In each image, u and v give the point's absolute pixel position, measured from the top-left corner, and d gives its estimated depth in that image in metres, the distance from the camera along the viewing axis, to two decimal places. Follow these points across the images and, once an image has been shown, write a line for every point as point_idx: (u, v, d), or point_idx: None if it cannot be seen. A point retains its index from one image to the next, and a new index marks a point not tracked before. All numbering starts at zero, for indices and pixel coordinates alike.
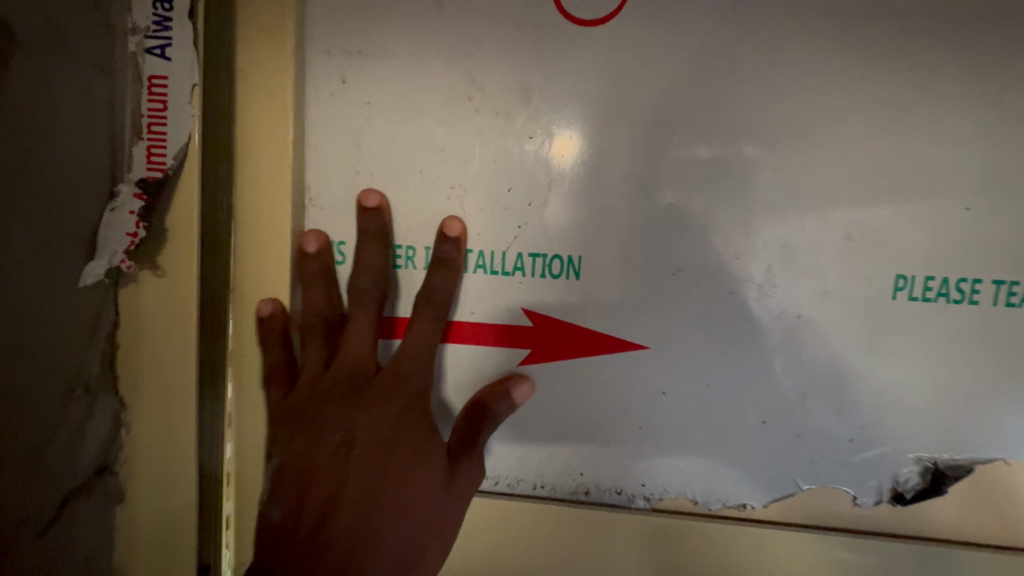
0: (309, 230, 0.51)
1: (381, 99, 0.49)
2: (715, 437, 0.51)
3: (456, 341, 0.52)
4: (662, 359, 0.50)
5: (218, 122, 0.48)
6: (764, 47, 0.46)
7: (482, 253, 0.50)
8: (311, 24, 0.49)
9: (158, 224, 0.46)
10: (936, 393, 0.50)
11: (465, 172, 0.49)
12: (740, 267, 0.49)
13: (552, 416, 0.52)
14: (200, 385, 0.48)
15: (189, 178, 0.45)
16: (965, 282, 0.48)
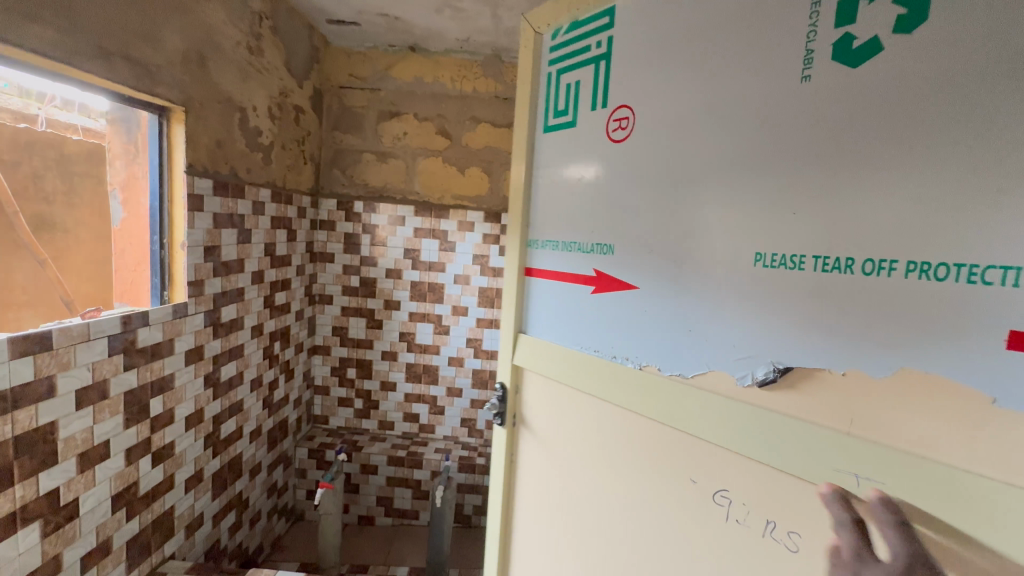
0: (550, 219, 0.89)
1: (555, 157, 0.88)
2: (665, 337, 0.69)
3: (598, 287, 0.79)
4: (642, 292, 0.72)
5: (520, 175, 0.95)
6: (720, 108, 0.62)
7: (581, 242, 0.82)
8: (537, 108, 0.92)
9: (518, 220, 0.95)
10: (812, 329, 0.54)
11: (597, 199, 0.79)
12: (671, 246, 0.68)
13: (632, 346, 0.74)
14: (517, 290, 0.96)
15: (519, 195, 0.95)
16: (820, 258, 0.53)
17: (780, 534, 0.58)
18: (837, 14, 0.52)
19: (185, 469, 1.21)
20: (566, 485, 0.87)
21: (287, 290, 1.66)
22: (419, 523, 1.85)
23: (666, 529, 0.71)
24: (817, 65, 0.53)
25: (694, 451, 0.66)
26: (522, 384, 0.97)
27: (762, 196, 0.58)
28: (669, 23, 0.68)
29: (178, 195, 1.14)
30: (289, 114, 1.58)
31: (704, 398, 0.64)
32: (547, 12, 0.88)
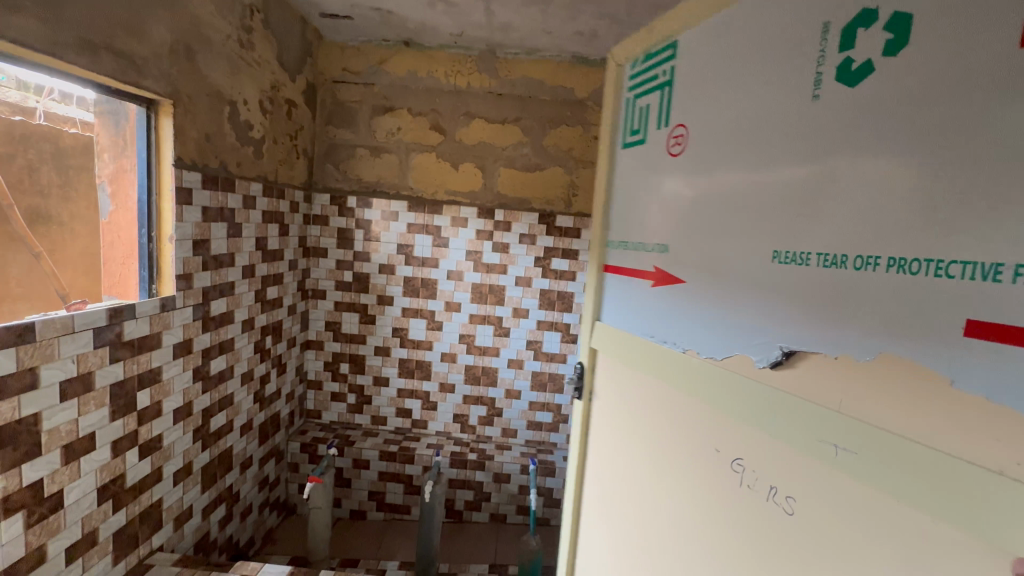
0: (622, 228, 0.92)
1: (630, 167, 0.91)
2: (703, 323, 0.68)
3: (655, 280, 0.80)
4: (685, 279, 0.72)
5: (600, 185, 0.99)
6: (745, 127, 0.63)
7: (643, 243, 0.84)
8: (616, 125, 0.96)
9: (595, 226, 1.00)
10: (812, 315, 0.53)
11: (660, 204, 0.80)
12: (706, 244, 0.68)
13: (677, 332, 0.74)
14: (592, 293, 1.00)
15: (597, 204, 1.00)
16: (821, 254, 0.52)
17: (779, 499, 0.57)
18: (842, 38, 0.52)
19: (173, 461, 1.21)
20: (622, 455, 0.90)
21: (279, 284, 1.66)
22: (411, 517, 1.86)
23: (692, 494, 0.71)
24: (825, 86, 0.53)
25: (717, 421, 0.66)
26: (591, 368, 1.01)
27: (776, 201, 0.58)
28: (714, 44, 0.69)
29: (167, 188, 1.13)
30: (281, 109, 1.57)
31: (719, 371, 0.65)
32: (625, 46, 0.93)
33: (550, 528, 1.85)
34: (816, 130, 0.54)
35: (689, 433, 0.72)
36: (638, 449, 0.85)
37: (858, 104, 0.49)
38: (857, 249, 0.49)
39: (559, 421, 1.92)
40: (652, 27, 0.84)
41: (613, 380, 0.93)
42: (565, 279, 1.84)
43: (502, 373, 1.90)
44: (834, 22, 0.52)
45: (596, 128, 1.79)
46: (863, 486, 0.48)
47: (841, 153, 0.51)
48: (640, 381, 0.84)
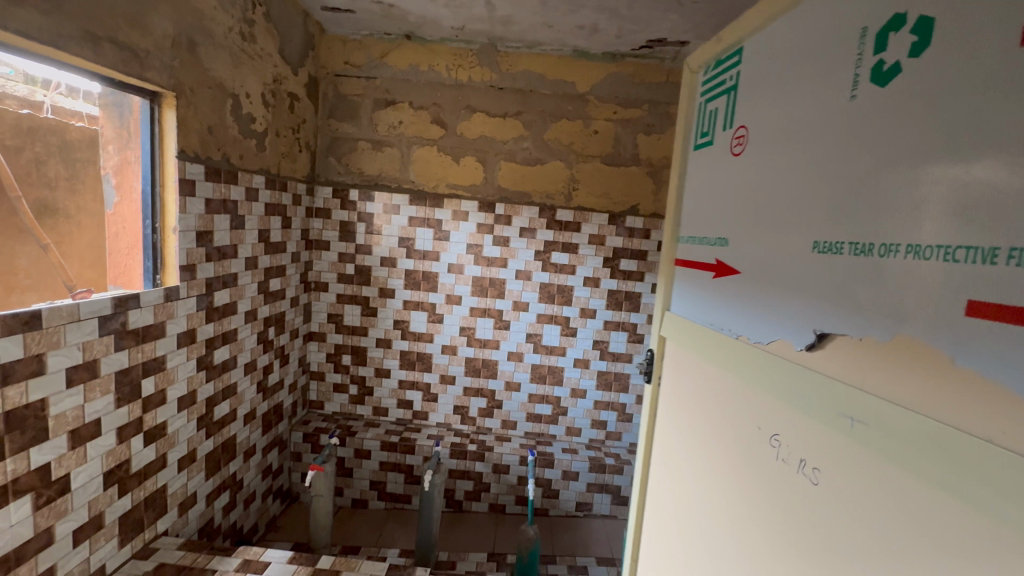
0: (690, 224, 0.93)
1: (698, 165, 0.92)
2: (756, 311, 0.69)
3: (717, 271, 0.81)
4: (743, 267, 0.73)
5: (673, 183, 1.01)
6: (794, 125, 0.64)
7: (708, 237, 0.85)
8: (690, 125, 0.97)
9: (669, 222, 1.02)
10: (843, 299, 0.53)
11: (723, 198, 0.81)
12: (761, 236, 0.69)
13: (733, 321, 0.75)
14: (665, 288, 1.02)
15: (671, 201, 1.01)
16: (853, 243, 0.53)
17: (807, 471, 0.57)
18: (878, 41, 0.52)
19: (177, 449, 1.24)
20: (680, 438, 0.91)
21: (282, 276, 1.68)
22: (411, 507, 1.88)
23: (737, 473, 0.71)
24: (861, 87, 0.53)
25: (758, 400, 0.67)
26: (659, 358, 1.02)
27: (816, 197, 0.58)
28: (775, 44, 0.70)
29: (170, 178, 1.15)
30: (283, 102, 1.58)
31: (762, 354, 0.66)
32: (699, 55, 0.95)
33: (548, 519, 1.87)
34: (852, 130, 0.54)
35: (737, 413, 0.72)
36: (695, 432, 0.85)
37: (882, 107, 0.50)
38: (883, 238, 0.49)
39: (558, 413, 1.94)
40: (721, 36, 0.85)
41: (675, 368, 0.95)
42: (565, 273, 1.85)
43: (502, 366, 1.92)
44: (872, 26, 0.52)
45: (596, 122, 1.79)
46: (874, 457, 0.48)
47: (870, 154, 0.52)
48: (698, 368, 0.85)
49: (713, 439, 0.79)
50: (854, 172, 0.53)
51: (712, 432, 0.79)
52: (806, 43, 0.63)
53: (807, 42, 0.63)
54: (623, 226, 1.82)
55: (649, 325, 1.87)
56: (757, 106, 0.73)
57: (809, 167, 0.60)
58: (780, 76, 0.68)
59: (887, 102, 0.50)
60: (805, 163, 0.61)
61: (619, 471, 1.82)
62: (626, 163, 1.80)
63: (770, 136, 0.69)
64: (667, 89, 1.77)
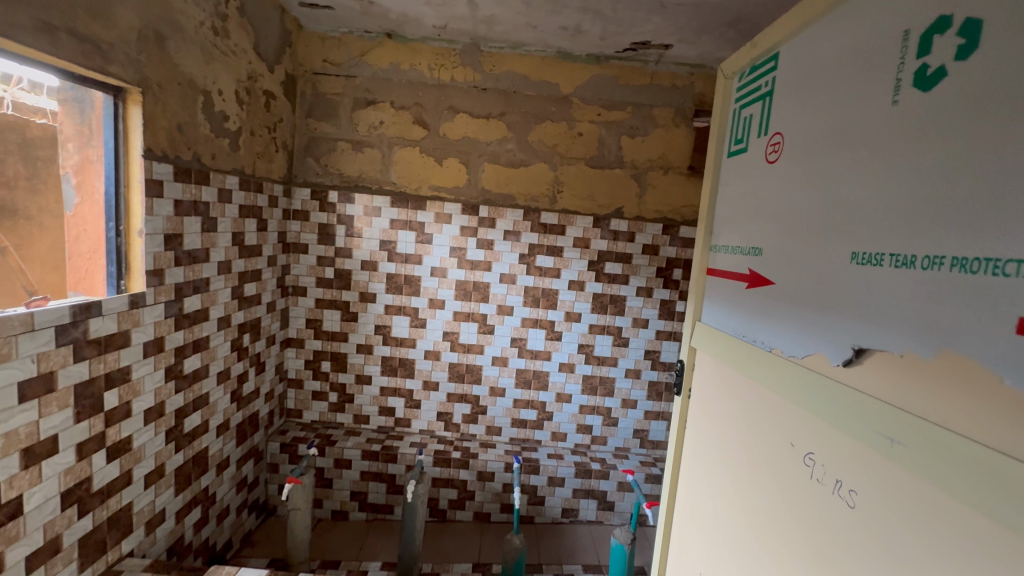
0: (723, 233, 0.92)
1: (731, 174, 0.91)
2: (792, 325, 0.68)
3: (751, 282, 0.80)
4: (777, 281, 0.72)
5: (705, 191, 1.00)
6: (833, 133, 0.63)
7: (741, 246, 0.84)
8: (723, 133, 0.96)
9: (700, 232, 1.01)
10: (883, 317, 0.53)
11: (758, 208, 0.80)
12: (796, 246, 0.68)
13: (767, 333, 0.74)
14: (695, 297, 1.01)
15: (703, 209, 1.00)
16: (894, 255, 0.52)
17: (843, 492, 0.57)
18: (920, 44, 0.51)
19: (144, 464, 1.17)
20: (708, 451, 0.91)
21: (257, 281, 1.61)
22: (393, 517, 1.84)
23: (767, 491, 0.71)
24: (904, 92, 0.52)
25: (793, 416, 0.67)
26: (688, 368, 1.01)
27: (855, 210, 0.58)
28: (812, 51, 0.69)
29: (136, 179, 1.09)
30: (259, 100, 1.53)
31: (798, 369, 0.66)
32: (734, 61, 0.94)
33: (533, 526, 1.84)
34: (892, 137, 0.53)
35: (771, 428, 0.72)
36: (725, 446, 0.85)
37: (924, 113, 0.49)
38: (927, 250, 0.48)
39: (544, 418, 1.91)
40: (757, 43, 0.85)
41: (705, 379, 0.94)
42: (549, 276, 1.83)
43: (487, 371, 1.89)
44: (914, 30, 0.51)
45: (581, 124, 1.78)
46: (914, 480, 0.48)
47: (909, 162, 0.51)
48: (729, 380, 0.85)
49: (744, 454, 0.78)
50: (893, 181, 0.53)
51: (744, 445, 0.78)
52: (844, 49, 0.62)
53: (846, 47, 0.62)
54: (608, 229, 1.80)
55: (633, 328, 1.86)
56: (793, 114, 0.73)
57: (847, 176, 0.60)
58: (818, 83, 0.67)
59: (928, 108, 0.49)
60: (844, 171, 0.60)
61: (605, 476, 1.80)
62: (610, 166, 1.79)
63: (807, 144, 0.68)
64: (650, 92, 1.77)
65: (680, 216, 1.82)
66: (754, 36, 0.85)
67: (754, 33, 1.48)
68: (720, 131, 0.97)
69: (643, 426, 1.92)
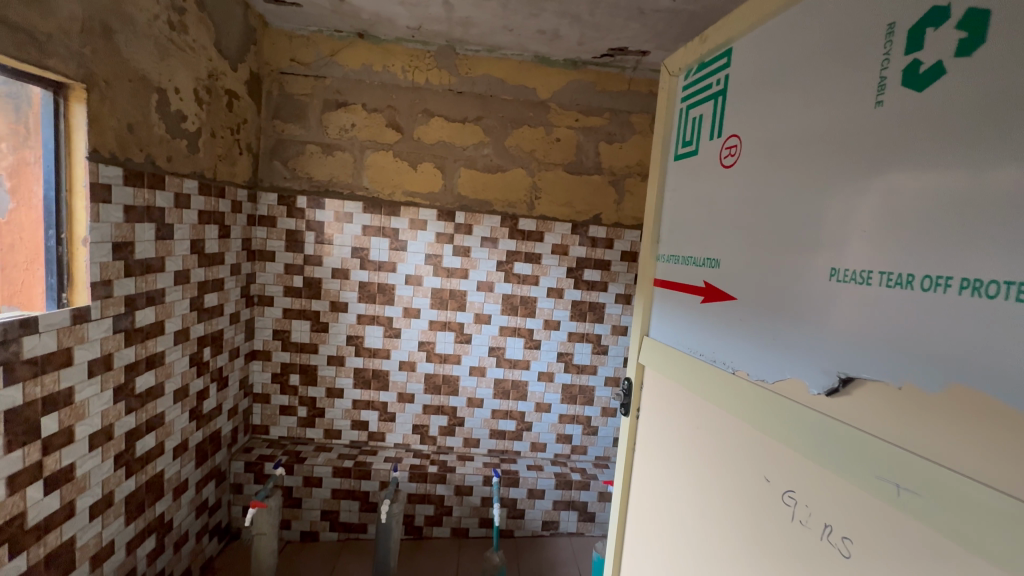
0: (673, 239, 0.91)
1: (680, 180, 0.90)
2: (760, 345, 0.66)
3: (706, 295, 0.79)
4: (739, 298, 0.71)
5: (653, 194, 0.99)
6: (805, 136, 0.61)
7: (694, 256, 0.83)
8: (671, 132, 0.95)
9: (648, 237, 1.00)
10: (872, 339, 0.51)
11: (712, 216, 0.79)
12: (763, 258, 0.66)
13: (730, 352, 0.72)
14: (642, 305, 1.00)
15: (650, 213, 0.99)
16: (884, 273, 0.49)
17: (834, 539, 0.55)
18: (910, 38, 0.48)
19: (90, 493, 1.07)
20: (667, 479, 0.89)
21: (219, 291, 1.52)
22: (366, 536, 1.75)
23: (739, 529, 0.69)
24: (889, 91, 0.50)
25: (768, 449, 0.64)
26: (639, 381, 1.00)
27: (837, 218, 0.55)
28: (776, 50, 0.67)
29: (79, 183, 1.00)
30: (220, 100, 1.44)
31: (771, 396, 0.63)
32: (680, 57, 0.94)
33: (513, 540, 1.79)
34: (881, 138, 0.51)
35: (742, 458, 0.69)
36: (686, 471, 0.83)
37: (920, 113, 0.47)
38: (926, 269, 0.45)
39: (523, 429, 1.87)
40: (705, 37, 0.84)
41: (659, 395, 0.93)
42: (528, 283, 1.80)
43: (464, 381, 1.83)
44: (903, 22, 0.49)
45: (558, 129, 1.75)
46: (924, 531, 0.46)
47: (903, 166, 0.48)
48: (688, 400, 0.83)
49: (709, 481, 0.76)
50: (886, 186, 0.50)
51: (709, 471, 0.76)
52: (816, 42, 0.60)
53: (817, 46, 0.60)
54: (586, 236, 1.78)
55: (612, 335, 1.84)
56: (754, 114, 0.70)
57: (824, 178, 0.57)
58: (786, 78, 0.65)
59: (925, 108, 0.47)
60: (821, 172, 0.58)
61: (585, 487, 1.77)
62: (589, 172, 1.77)
63: (774, 144, 0.66)
64: (627, 98, 1.76)
65: None
66: (703, 31, 0.85)
67: None
68: (666, 130, 0.97)
69: (622, 434, 1.90)
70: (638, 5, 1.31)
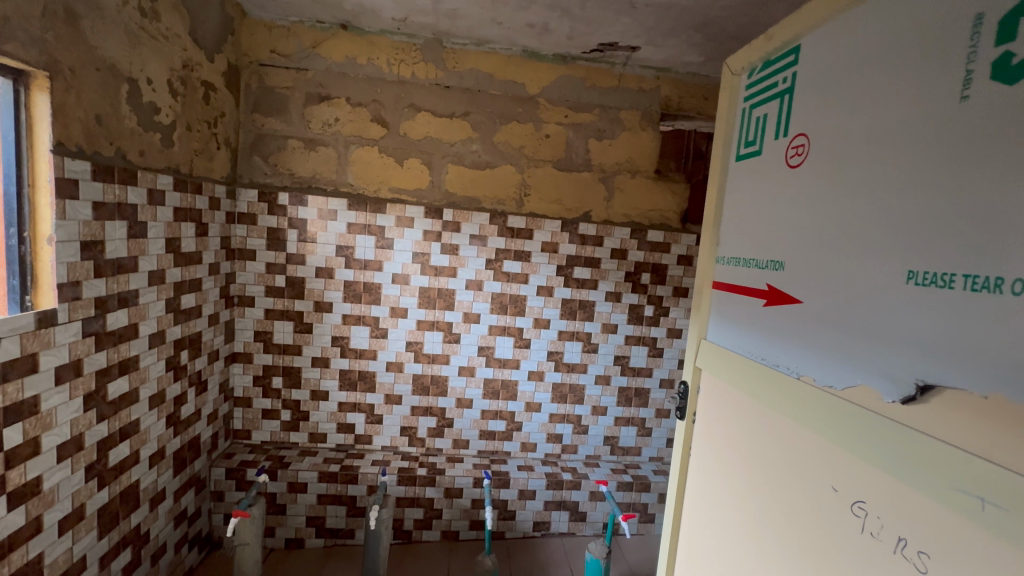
0: (733, 241, 0.90)
1: (740, 182, 0.89)
2: (826, 352, 0.65)
3: (769, 298, 0.77)
4: (805, 304, 0.69)
5: (712, 196, 0.98)
6: (879, 133, 0.59)
7: (756, 260, 0.82)
8: (734, 132, 0.94)
9: (706, 241, 0.99)
10: (953, 347, 0.49)
11: (775, 219, 0.78)
12: (831, 261, 0.65)
13: (793, 358, 0.71)
14: (700, 309, 0.99)
15: (708, 216, 0.99)
16: (969, 276, 0.47)
17: (909, 553, 0.53)
18: (1000, 30, 0.46)
19: (58, 508, 1.01)
20: (724, 485, 0.87)
21: (197, 291, 1.46)
22: (354, 542, 1.71)
23: (801, 538, 0.68)
24: (976, 85, 0.48)
25: (835, 457, 0.63)
26: (693, 385, 0.99)
27: (911, 220, 0.54)
28: (847, 45, 0.65)
29: (43, 178, 0.94)
30: (196, 92, 1.38)
31: (838, 403, 0.62)
32: (743, 56, 0.92)
33: (504, 541, 1.77)
34: (964, 135, 0.49)
35: (805, 465, 0.68)
36: (745, 477, 0.82)
37: (1011, 109, 0.45)
38: (1016, 273, 0.44)
39: (513, 429, 1.85)
40: (770, 34, 0.83)
41: (716, 399, 0.92)
42: (517, 281, 1.77)
43: (453, 382, 1.80)
44: (991, 13, 0.47)
45: (548, 125, 1.73)
46: (1010, 549, 0.43)
47: (994, 164, 0.46)
48: (747, 405, 0.82)
49: (768, 488, 0.75)
50: (973, 185, 0.48)
51: (768, 479, 0.75)
52: (891, 36, 0.58)
53: (893, 41, 0.58)
54: (576, 233, 1.77)
55: (602, 333, 1.83)
56: (822, 112, 0.69)
57: (902, 177, 0.56)
58: (858, 74, 0.63)
59: (1017, 102, 0.45)
60: (898, 170, 0.56)
61: (576, 486, 1.76)
62: (578, 169, 1.75)
63: (844, 142, 0.64)
64: (617, 94, 1.74)
65: (647, 220, 1.80)
66: (769, 28, 0.83)
67: (722, 39, 1.48)
68: (730, 130, 0.95)
69: (613, 433, 1.89)
70: None
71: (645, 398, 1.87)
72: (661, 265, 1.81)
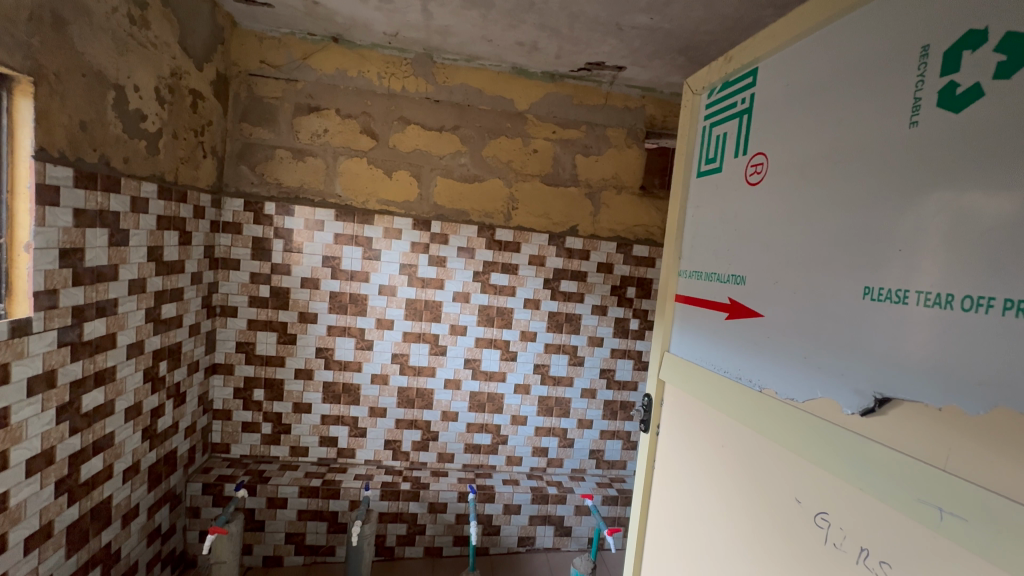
0: (697, 254, 0.92)
1: (703, 198, 0.92)
2: (789, 365, 0.66)
3: (731, 311, 0.79)
4: (767, 317, 0.71)
5: (675, 210, 1.00)
6: (834, 155, 0.62)
7: (718, 272, 0.84)
8: (696, 147, 0.96)
9: (670, 253, 1.00)
10: (909, 362, 0.51)
11: (737, 233, 0.80)
12: (791, 276, 0.67)
13: (757, 370, 0.72)
14: (665, 320, 1.00)
15: (672, 229, 1.00)
16: (922, 292, 0.50)
17: (871, 563, 0.54)
18: (944, 61, 0.49)
19: (24, 525, 0.97)
20: (689, 499, 0.88)
21: (178, 300, 1.43)
22: (335, 559, 1.67)
23: (768, 551, 0.68)
24: (924, 112, 0.51)
25: (800, 469, 0.64)
26: (659, 396, 1.00)
27: (870, 240, 0.56)
28: (805, 70, 0.68)
29: (23, 183, 0.92)
30: (184, 100, 1.37)
31: (803, 416, 0.63)
32: (704, 76, 0.95)
33: (488, 557, 1.75)
34: (915, 158, 0.52)
35: (771, 475, 0.69)
36: (711, 488, 0.82)
37: (956, 134, 0.48)
38: (967, 289, 0.46)
39: (498, 442, 1.84)
40: (730, 56, 0.86)
41: (681, 410, 0.92)
42: (504, 294, 1.78)
43: (439, 395, 1.79)
44: (935, 45, 0.50)
45: (536, 141, 1.75)
46: (970, 557, 0.45)
47: (946, 185, 0.48)
48: (712, 416, 0.83)
49: (735, 499, 0.76)
50: (927, 205, 0.50)
51: (735, 490, 0.76)
52: (847, 63, 0.61)
53: (848, 68, 0.61)
54: (564, 247, 1.78)
55: (588, 346, 1.84)
56: (782, 132, 0.71)
57: (858, 199, 0.58)
58: (818, 94, 0.65)
59: (963, 128, 0.47)
60: (856, 192, 0.58)
61: (562, 501, 1.75)
62: (565, 183, 1.78)
63: (804, 160, 0.67)
64: (604, 112, 1.78)
65: (632, 235, 1.83)
66: (728, 50, 0.86)
67: (702, 61, 1.53)
68: (692, 145, 0.97)
69: (599, 446, 1.89)
70: (616, 21, 1.33)
71: (630, 411, 1.89)
72: (646, 279, 1.84)
